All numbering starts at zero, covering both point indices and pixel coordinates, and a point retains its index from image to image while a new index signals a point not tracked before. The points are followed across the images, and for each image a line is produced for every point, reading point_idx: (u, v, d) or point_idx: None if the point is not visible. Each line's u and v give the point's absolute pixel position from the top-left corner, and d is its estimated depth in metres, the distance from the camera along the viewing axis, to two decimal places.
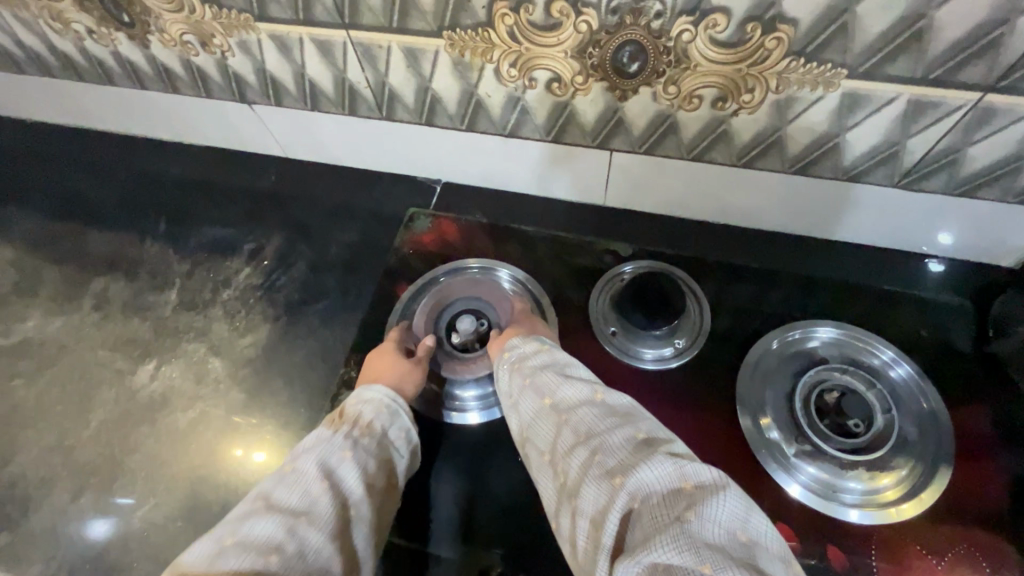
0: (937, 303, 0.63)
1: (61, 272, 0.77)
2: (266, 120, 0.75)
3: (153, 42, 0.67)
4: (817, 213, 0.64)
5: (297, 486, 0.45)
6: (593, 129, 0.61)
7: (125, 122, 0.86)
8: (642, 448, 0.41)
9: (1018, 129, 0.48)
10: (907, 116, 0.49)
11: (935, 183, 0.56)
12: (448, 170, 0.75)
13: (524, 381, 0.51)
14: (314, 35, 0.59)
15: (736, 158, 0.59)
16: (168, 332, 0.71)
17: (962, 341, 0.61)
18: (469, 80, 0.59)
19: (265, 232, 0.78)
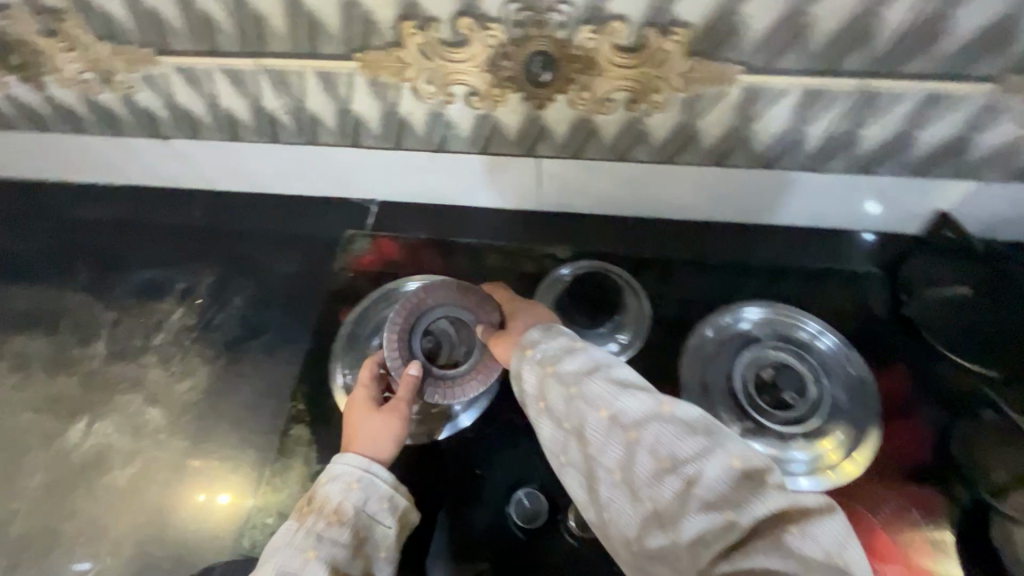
0: (858, 275, 0.67)
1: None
2: (185, 154, 0.72)
3: (50, 82, 0.63)
4: (742, 201, 0.67)
5: None
6: (518, 138, 0.62)
7: (30, 167, 0.80)
8: (745, 478, 0.36)
9: (900, 110, 0.52)
10: (802, 106, 0.52)
11: (838, 163, 0.59)
12: (381, 190, 0.74)
13: (567, 391, 0.44)
14: (222, 65, 0.57)
15: (657, 155, 0.62)
16: (98, 386, 0.67)
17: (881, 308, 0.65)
18: (388, 99, 0.59)
19: (196, 269, 0.74)
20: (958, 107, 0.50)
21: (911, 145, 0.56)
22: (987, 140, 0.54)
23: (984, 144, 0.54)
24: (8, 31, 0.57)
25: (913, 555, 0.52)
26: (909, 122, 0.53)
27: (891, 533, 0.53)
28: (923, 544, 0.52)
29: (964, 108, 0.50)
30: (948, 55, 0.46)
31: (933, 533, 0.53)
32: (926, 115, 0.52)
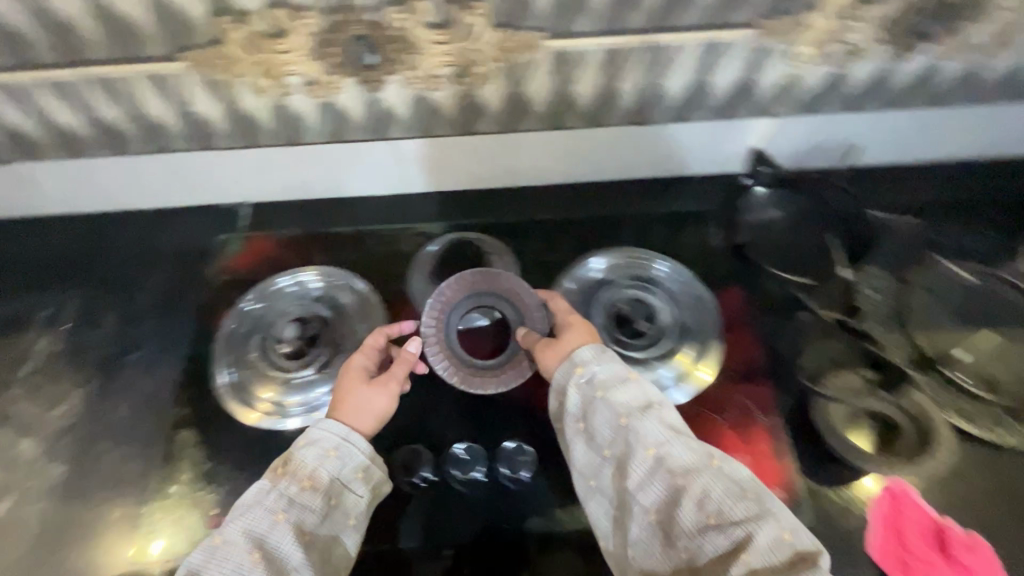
0: (660, 215, 0.88)
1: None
2: (29, 177, 0.75)
3: None
4: (567, 157, 0.83)
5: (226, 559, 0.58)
6: (360, 122, 0.72)
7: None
8: (796, 556, 0.56)
9: (638, 70, 0.70)
10: (563, 67, 0.68)
11: (615, 116, 0.77)
12: (248, 189, 0.80)
13: (625, 431, 0.66)
14: (93, 77, 0.62)
15: (499, 125, 0.75)
16: None
17: (681, 241, 0.87)
18: (225, 97, 0.66)
19: (54, 295, 0.77)
20: (680, 57, 0.69)
21: (664, 96, 0.75)
22: (721, 77, 0.74)
23: (719, 83, 0.75)
24: None
25: (757, 444, 0.75)
26: (651, 80, 0.72)
27: (737, 432, 0.76)
28: (766, 433, 0.76)
29: (693, 53, 0.69)
30: (656, 14, 0.63)
31: (771, 423, 0.76)
32: (659, 73, 0.71)
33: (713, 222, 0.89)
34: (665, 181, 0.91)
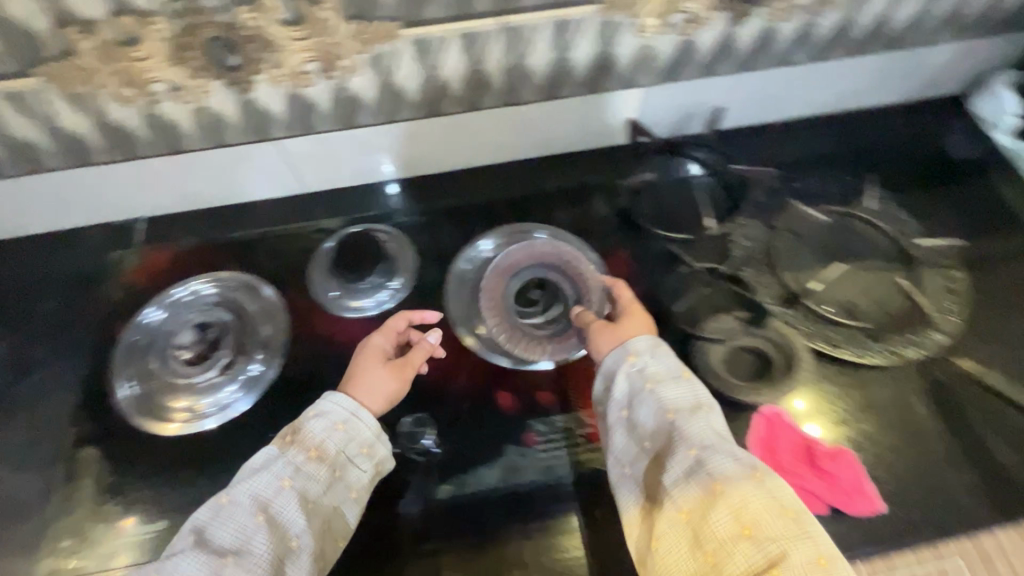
0: (852, 149, 0.81)
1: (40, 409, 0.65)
2: (198, 165, 0.70)
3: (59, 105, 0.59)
4: (753, 95, 0.78)
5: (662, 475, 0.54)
6: (546, 82, 0.70)
7: (38, 217, 0.72)
8: None
9: (832, 17, 0.69)
10: (760, 31, 0.69)
11: (805, 54, 0.74)
12: (416, 163, 0.76)
13: None
14: (317, 48, 0.59)
15: (667, 74, 0.72)
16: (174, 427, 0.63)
17: (884, 155, 0.80)
18: (431, 62, 0.64)
19: (233, 286, 0.71)
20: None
21: (863, 16, 0.70)
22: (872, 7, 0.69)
23: (873, 13, 0.70)
24: (83, 48, 0.54)
25: None
26: (850, 11, 0.69)
27: None
28: None
29: None
30: None
31: None
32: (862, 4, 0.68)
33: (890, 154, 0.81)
34: (844, 112, 0.83)
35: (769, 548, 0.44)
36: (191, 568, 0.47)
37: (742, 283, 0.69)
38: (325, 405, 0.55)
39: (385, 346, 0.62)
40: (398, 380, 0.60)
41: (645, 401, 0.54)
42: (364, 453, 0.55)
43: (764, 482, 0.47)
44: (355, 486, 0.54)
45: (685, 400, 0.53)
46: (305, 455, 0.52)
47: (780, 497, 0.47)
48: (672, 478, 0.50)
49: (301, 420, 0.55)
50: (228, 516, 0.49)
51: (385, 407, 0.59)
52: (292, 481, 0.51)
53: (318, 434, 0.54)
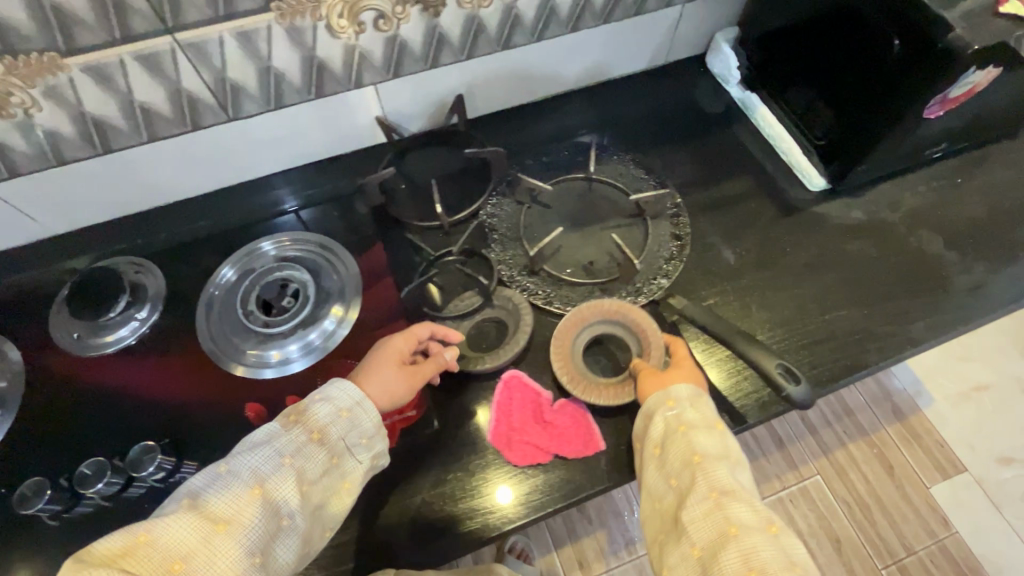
0: (676, 98, 0.91)
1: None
2: (46, 187, 0.69)
3: None
4: (579, 57, 0.85)
5: (676, 454, 0.54)
6: (384, 62, 0.72)
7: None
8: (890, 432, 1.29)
9: None
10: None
11: (621, 12, 0.81)
12: (276, 157, 0.80)
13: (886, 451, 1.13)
14: (137, 51, 0.59)
15: (498, 44, 0.77)
16: (54, 438, 0.64)
17: (703, 99, 0.91)
18: (260, 54, 0.65)
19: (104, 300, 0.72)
20: None
21: None
22: None
23: None
24: None
25: None
26: None
27: None
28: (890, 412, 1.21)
29: None
30: None
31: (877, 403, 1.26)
32: None
33: (705, 98, 0.91)
34: (665, 66, 0.93)
35: None
36: (186, 530, 0.45)
37: (588, 224, 0.76)
38: (333, 390, 0.54)
39: (402, 350, 0.60)
40: (406, 384, 0.58)
41: (674, 444, 0.54)
42: (364, 443, 0.54)
43: (779, 538, 0.48)
44: (349, 478, 0.53)
45: (715, 448, 0.54)
46: (308, 437, 0.52)
47: (793, 555, 0.47)
48: (690, 514, 0.50)
49: (306, 403, 0.55)
50: (225, 486, 0.48)
51: (388, 407, 0.58)
52: (292, 459, 0.50)
53: (322, 417, 0.53)
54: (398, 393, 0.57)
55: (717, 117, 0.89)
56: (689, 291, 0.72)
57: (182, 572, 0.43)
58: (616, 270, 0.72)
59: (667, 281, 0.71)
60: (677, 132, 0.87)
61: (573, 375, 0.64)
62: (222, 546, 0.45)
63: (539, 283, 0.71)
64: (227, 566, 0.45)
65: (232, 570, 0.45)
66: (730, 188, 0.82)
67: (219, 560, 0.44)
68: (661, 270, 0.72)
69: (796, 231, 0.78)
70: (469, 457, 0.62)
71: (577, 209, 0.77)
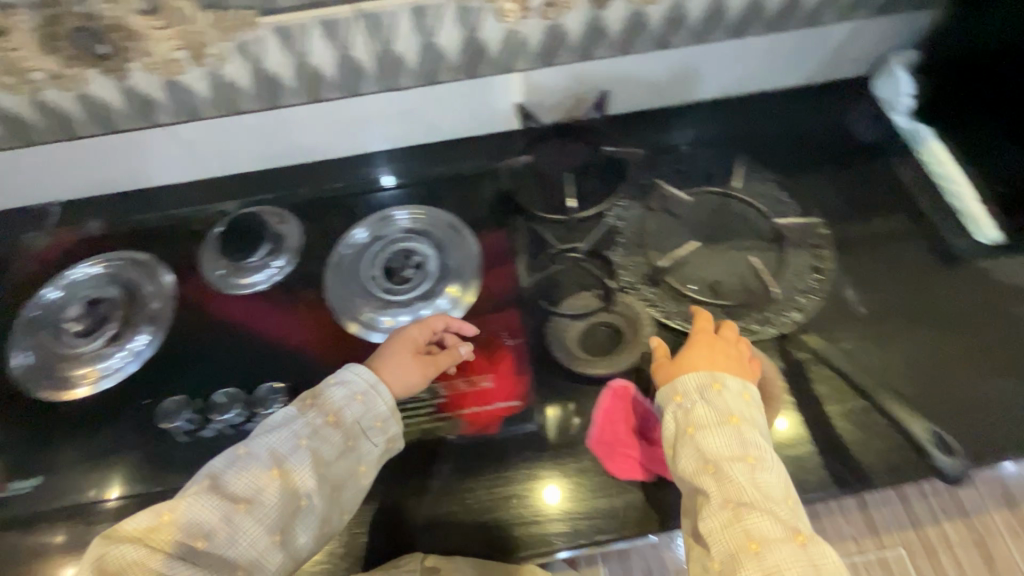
0: (832, 120, 0.84)
1: (59, 353, 0.69)
2: (218, 132, 0.75)
3: (95, 77, 0.65)
4: (733, 65, 0.80)
5: (689, 458, 0.51)
6: (539, 50, 0.72)
7: (62, 180, 0.78)
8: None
9: None
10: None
11: (792, 21, 0.75)
12: (416, 133, 0.82)
13: None
14: (323, 16, 0.62)
15: (656, 42, 0.74)
16: (192, 360, 0.70)
17: (861, 124, 0.83)
18: (428, 30, 0.67)
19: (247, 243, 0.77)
20: None
21: None
22: None
23: None
24: (105, 15, 0.58)
25: None
26: None
27: None
28: None
29: None
30: None
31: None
32: None
33: (866, 123, 0.83)
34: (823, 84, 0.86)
35: None
36: (205, 511, 0.49)
37: (720, 242, 0.72)
38: (347, 375, 0.57)
39: (418, 340, 0.62)
40: (421, 373, 0.60)
41: (685, 447, 0.52)
42: (378, 427, 0.56)
43: (807, 548, 0.46)
44: (365, 459, 0.55)
45: (727, 446, 0.51)
46: (323, 420, 0.55)
47: (821, 568, 0.46)
48: (707, 527, 0.48)
49: (321, 387, 0.58)
50: (244, 467, 0.52)
51: (404, 394, 0.60)
52: (308, 442, 0.53)
53: (337, 400, 0.56)
54: (412, 381, 0.60)
55: (876, 146, 0.81)
56: (824, 332, 0.66)
57: (204, 548, 0.48)
58: (747, 297, 0.68)
59: (802, 316, 0.66)
60: (828, 156, 0.80)
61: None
62: (240, 523, 0.49)
63: (662, 295, 0.68)
64: (248, 542, 0.49)
65: (252, 547, 0.49)
66: (883, 225, 0.75)
67: (240, 537, 0.49)
68: (796, 303, 0.67)
69: (957, 286, 0.70)
70: (569, 459, 0.62)
71: (709, 224, 0.74)
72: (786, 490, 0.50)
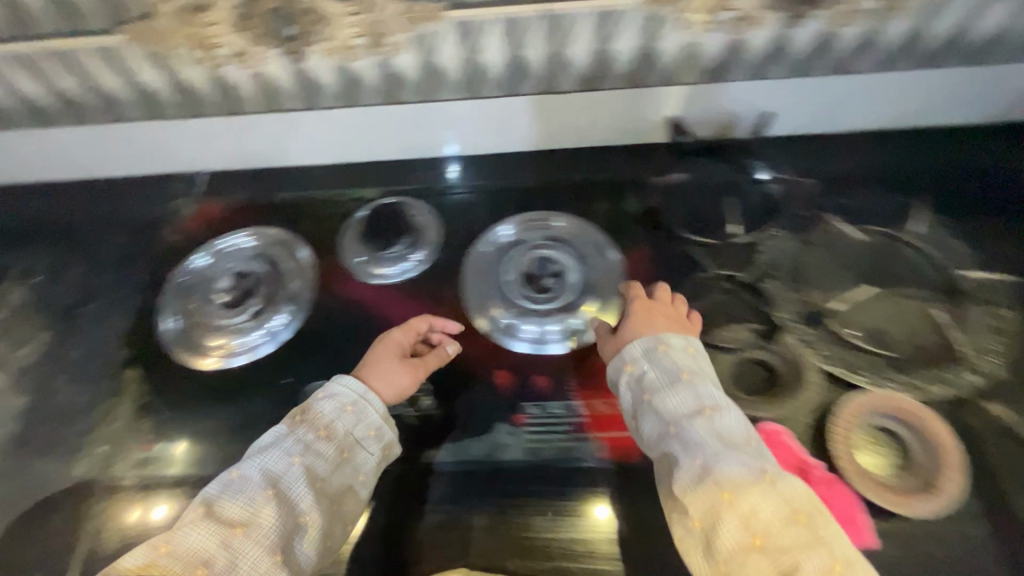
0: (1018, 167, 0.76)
1: (206, 322, 0.71)
2: (370, 120, 0.75)
3: (275, 57, 0.66)
4: (914, 98, 0.74)
5: (656, 424, 0.52)
6: (713, 64, 0.69)
7: (216, 153, 0.80)
8: None
9: None
10: (956, 27, 0.65)
11: (993, 55, 0.69)
12: (561, 139, 0.79)
13: None
14: (509, 14, 0.61)
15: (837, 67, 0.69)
16: (328, 344, 0.70)
17: None
18: (606, 36, 0.64)
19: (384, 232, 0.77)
20: None
21: None
22: None
23: None
24: None
25: None
26: None
27: None
28: None
29: None
30: None
31: None
32: None
33: None
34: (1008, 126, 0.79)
35: (782, 559, 0.43)
36: (202, 538, 0.47)
37: (885, 289, 0.67)
38: (334, 388, 0.58)
39: (402, 343, 0.64)
40: (410, 375, 0.62)
41: (646, 414, 0.53)
42: (372, 435, 0.57)
43: (775, 485, 0.46)
44: (364, 468, 0.56)
45: (684, 403, 0.52)
46: (314, 435, 0.55)
47: (792, 501, 0.46)
48: (683, 488, 0.48)
49: (310, 403, 0.58)
50: (239, 490, 0.51)
51: (396, 401, 0.61)
52: (301, 458, 0.53)
53: (328, 414, 0.56)
54: (401, 384, 0.61)
55: None
56: (1006, 401, 0.60)
57: None
58: (916, 352, 0.63)
59: (982, 381, 0.60)
60: (1010, 206, 0.73)
61: (855, 468, 0.56)
62: (240, 548, 0.48)
63: (819, 338, 0.64)
64: (250, 566, 0.47)
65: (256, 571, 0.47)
66: None
67: (241, 562, 0.47)
68: (974, 366, 0.61)
69: None
70: None
71: (872, 266, 0.69)
72: (748, 431, 0.51)
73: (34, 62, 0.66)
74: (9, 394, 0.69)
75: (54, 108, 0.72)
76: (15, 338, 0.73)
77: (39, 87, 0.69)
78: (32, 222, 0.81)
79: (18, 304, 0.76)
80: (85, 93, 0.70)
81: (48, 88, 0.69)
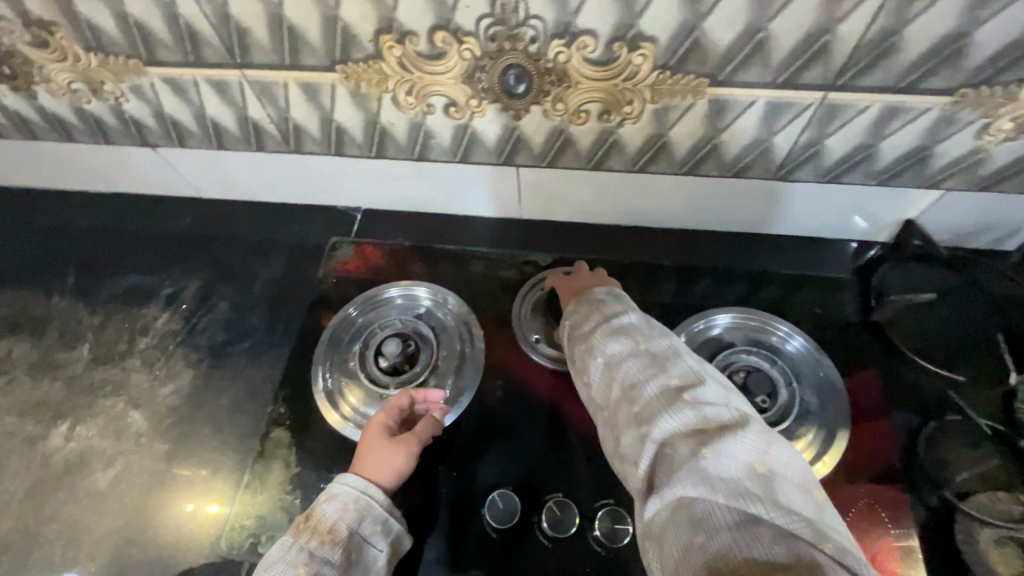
0: None
1: (363, 386, 0.64)
2: (563, 183, 0.68)
3: (490, 112, 0.59)
4: None
5: (572, 343, 0.52)
6: (991, 175, 0.58)
7: (384, 192, 0.74)
8: None
9: None
10: None
11: None
12: (770, 222, 0.70)
13: None
14: (778, 98, 0.53)
15: None
16: (494, 431, 0.62)
17: None
18: (880, 132, 0.55)
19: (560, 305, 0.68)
20: None
21: None
22: None
23: None
24: (553, 58, 0.52)
25: None
26: None
27: None
28: None
29: None
30: None
31: None
32: None
33: None
34: None
35: (637, 400, 0.44)
36: None
37: None
38: (337, 487, 0.52)
39: (387, 422, 0.58)
40: (406, 454, 0.56)
41: (572, 346, 0.52)
42: (378, 530, 0.51)
43: (651, 353, 0.47)
44: (374, 568, 0.49)
45: (589, 320, 0.53)
46: (319, 541, 0.48)
47: (658, 356, 0.46)
48: (594, 393, 0.48)
49: (311, 506, 0.52)
50: None
51: (398, 485, 0.55)
52: (307, 569, 0.46)
53: (331, 515, 0.50)
54: (398, 464, 0.55)
55: None
56: None
57: None
58: None
59: None
60: None
61: None
62: None
63: None
64: None
65: None
66: None
67: None
68: None
69: None
70: None
71: None
72: (648, 324, 0.51)
73: (234, 88, 0.61)
74: (153, 435, 0.64)
75: (235, 133, 0.68)
76: (161, 371, 0.68)
77: (228, 112, 0.64)
78: (185, 240, 0.78)
79: (165, 331, 0.71)
80: (272, 123, 0.65)
81: (236, 114, 0.64)
